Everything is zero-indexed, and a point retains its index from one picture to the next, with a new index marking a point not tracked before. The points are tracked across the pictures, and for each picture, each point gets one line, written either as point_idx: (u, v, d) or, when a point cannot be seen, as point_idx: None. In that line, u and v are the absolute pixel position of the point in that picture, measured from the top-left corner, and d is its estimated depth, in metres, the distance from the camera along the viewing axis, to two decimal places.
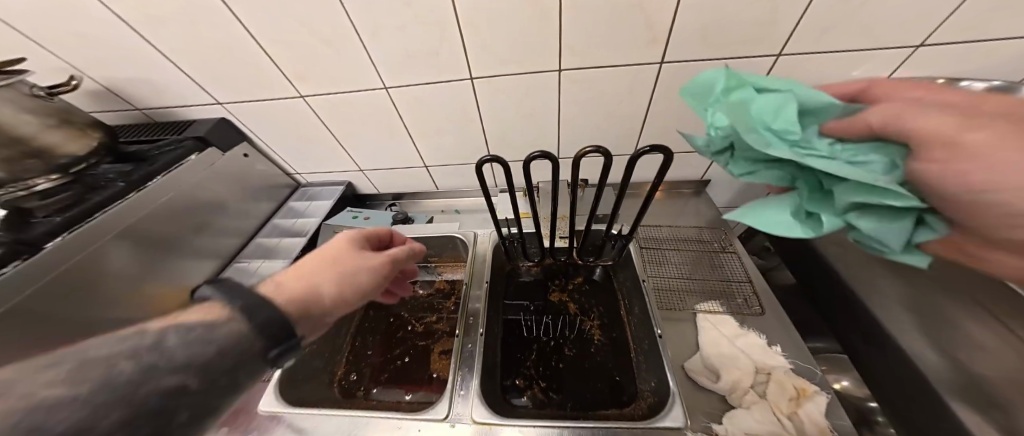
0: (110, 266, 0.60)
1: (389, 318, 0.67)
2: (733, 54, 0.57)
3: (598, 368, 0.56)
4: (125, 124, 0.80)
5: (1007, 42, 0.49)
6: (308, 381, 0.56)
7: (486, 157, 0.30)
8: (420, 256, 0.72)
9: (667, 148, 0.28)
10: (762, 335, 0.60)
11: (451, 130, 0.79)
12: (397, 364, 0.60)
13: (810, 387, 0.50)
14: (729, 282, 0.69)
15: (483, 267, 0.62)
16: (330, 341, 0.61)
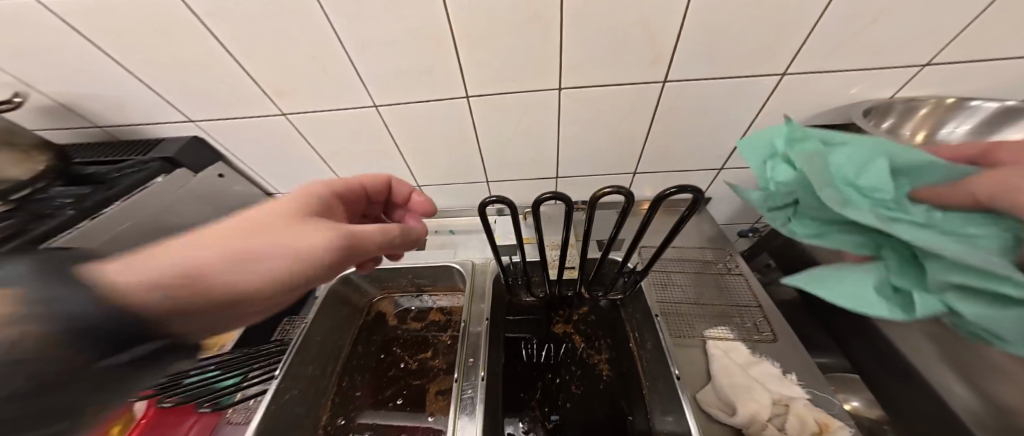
0: None
1: (379, 354, 0.61)
2: (737, 74, 0.56)
3: (608, 407, 0.51)
4: (83, 143, 0.73)
5: (1004, 65, 0.49)
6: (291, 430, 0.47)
7: (491, 197, 0.27)
8: (413, 284, 0.67)
9: (696, 188, 0.26)
10: (774, 362, 0.56)
11: (445, 149, 0.75)
12: (387, 409, 0.53)
13: (833, 422, 0.46)
14: (738, 306, 0.65)
15: (481, 299, 0.57)
16: (315, 384, 0.53)
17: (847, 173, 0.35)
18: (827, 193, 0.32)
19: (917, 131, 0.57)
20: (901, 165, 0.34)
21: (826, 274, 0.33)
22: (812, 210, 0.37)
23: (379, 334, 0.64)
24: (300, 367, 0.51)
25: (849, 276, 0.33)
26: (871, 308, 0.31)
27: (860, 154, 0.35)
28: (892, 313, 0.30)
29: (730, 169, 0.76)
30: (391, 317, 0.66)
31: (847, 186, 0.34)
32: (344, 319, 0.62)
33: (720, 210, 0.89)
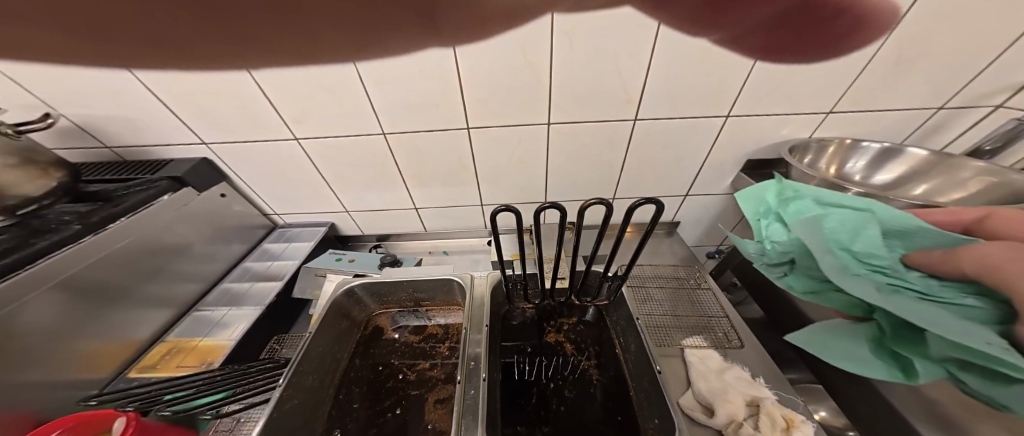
0: (31, 321, 0.50)
1: (377, 366, 0.63)
2: (690, 115, 0.69)
3: (598, 412, 0.54)
4: (88, 163, 0.75)
5: (880, 114, 0.66)
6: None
7: (500, 207, 0.37)
8: (412, 298, 0.70)
9: (659, 200, 0.35)
10: (745, 367, 0.60)
11: (444, 174, 0.82)
12: (387, 418, 0.55)
13: (797, 416, 0.48)
14: (709, 317, 0.71)
15: (481, 311, 0.61)
16: (313, 395, 0.54)
17: (840, 239, 0.38)
18: (824, 262, 0.35)
19: (829, 165, 0.70)
20: (895, 228, 0.38)
21: (824, 340, 0.37)
22: (807, 267, 0.43)
23: (376, 347, 0.66)
24: (301, 378, 0.52)
25: (836, 342, 0.37)
26: (869, 369, 0.34)
27: (851, 220, 0.38)
28: (895, 375, 0.33)
29: (694, 195, 0.87)
30: (388, 332, 0.69)
31: (841, 253, 0.37)
32: (342, 335, 0.63)
33: (690, 232, 0.99)
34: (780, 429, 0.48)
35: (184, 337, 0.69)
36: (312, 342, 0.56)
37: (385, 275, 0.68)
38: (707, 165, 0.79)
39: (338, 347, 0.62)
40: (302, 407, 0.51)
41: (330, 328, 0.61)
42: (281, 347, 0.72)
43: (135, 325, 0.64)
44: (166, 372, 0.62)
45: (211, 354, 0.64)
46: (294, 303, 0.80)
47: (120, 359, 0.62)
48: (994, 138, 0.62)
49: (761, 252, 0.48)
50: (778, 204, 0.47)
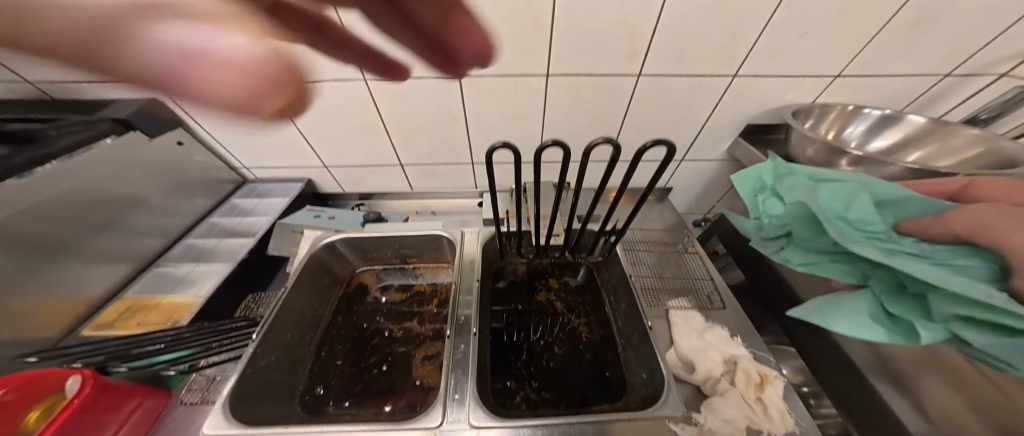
0: None
1: (361, 324, 0.60)
2: (699, 73, 0.65)
3: (587, 367, 0.55)
4: (7, 100, 0.64)
5: (886, 79, 0.64)
6: (270, 397, 0.47)
7: (498, 142, 0.33)
8: (398, 255, 0.66)
9: (669, 142, 0.33)
10: (725, 327, 0.61)
11: (432, 127, 0.75)
12: (374, 374, 0.54)
13: (770, 372, 0.52)
14: (695, 279, 0.71)
15: (472, 269, 0.60)
16: (291, 351, 0.52)
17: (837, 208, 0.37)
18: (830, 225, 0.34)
19: (828, 131, 0.69)
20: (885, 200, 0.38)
21: (828, 305, 0.35)
22: (803, 240, 0.41)
23: (359, 305, 0.63)
24: (273, 334, 0.50)
25: (838, 307, 0.35)
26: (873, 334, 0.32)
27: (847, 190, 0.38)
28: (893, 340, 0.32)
29: (690, 160, 0.85)
30: (373, 291, 0.66)
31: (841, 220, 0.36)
32: (319, 292, 0.60)
33: (681, 199, 0.99)
34: (753, 385, 0.50)
35: (144, 295, 0.63)
36: (288, 299, 0.53)
37: (367, 231, 0.65)
38: (708, 129, 0.77)
39: (319, 302, 0.59)
40: (280, 363, 0.50)
41: (309, 283, 0.58)
42: (256, 304, 0.68)
43: (83, 281, 0.58)
44: (126, 330, 0.56)
45: (177, 312, 0.59)
46: (269, 261, 0.75)
47: (69, 316, 0.56)
48: (993, 107, 0.63)
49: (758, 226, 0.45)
50: (772, 180, 0.46)
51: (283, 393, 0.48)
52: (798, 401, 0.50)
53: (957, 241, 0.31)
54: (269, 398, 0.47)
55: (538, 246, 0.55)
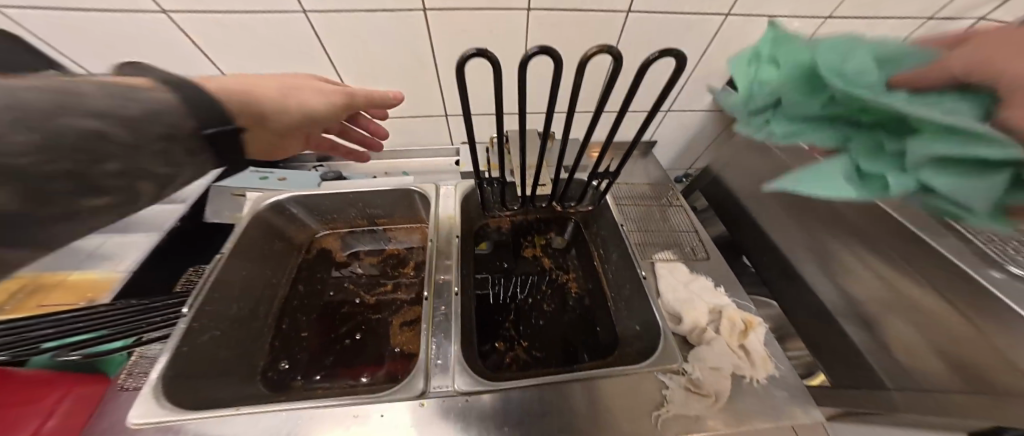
0: None
1: (329, 292, 0.55)
2: (690, 9, 0.59)
3: (576, 322, 0.53)
4: None
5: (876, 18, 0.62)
6: (217, 375, 0.42)
7: (473, 51, 0.27)
8: (365, 215, 0.61)
9: (679, 53, 0.28)
10: (709, 277, 0.62)
11: (397, 72, 0.65)
12: (346, 344, 0.49)
13: (755, 319, 0.53)
14: (678, 231, 0.71)
15: (452, 227, 0.55)
16: (241, 325, 0.47)
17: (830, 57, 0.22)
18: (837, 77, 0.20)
19: None
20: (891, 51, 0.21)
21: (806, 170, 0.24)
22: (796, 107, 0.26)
23: (325, 271, 0.58)
24: (212, 308, 0.45)
25: (808, 171, 0.24)
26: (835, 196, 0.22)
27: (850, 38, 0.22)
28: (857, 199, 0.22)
29: (674, 111, 0.81)
30: (338, 255, 0.61)
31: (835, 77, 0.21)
32: (274, 260, 0.55)
33: (665, 154, 0.96)
34: (737, 332, 0.51)
35: (45, 272, 0.52)
36: (224, 267, 0.47)
37: (324, 189, 0.58)
38: (693, 79, 0.72)
39: (266, 272, 0.53)
40: (235, 338, 0.45)
41: (252, 249, 0.52)
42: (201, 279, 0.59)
43: None
44: (24, 312, 0.47)
45: (95, 289, 0.50)
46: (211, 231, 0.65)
47: None
48: None
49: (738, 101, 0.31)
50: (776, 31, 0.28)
51: (242, 369, 0.44)
52: (775, 346, 0.52)
53: (961, 85, 0.18)
54: (213, 381, 0.41)
55: (523, 198, 0.50)
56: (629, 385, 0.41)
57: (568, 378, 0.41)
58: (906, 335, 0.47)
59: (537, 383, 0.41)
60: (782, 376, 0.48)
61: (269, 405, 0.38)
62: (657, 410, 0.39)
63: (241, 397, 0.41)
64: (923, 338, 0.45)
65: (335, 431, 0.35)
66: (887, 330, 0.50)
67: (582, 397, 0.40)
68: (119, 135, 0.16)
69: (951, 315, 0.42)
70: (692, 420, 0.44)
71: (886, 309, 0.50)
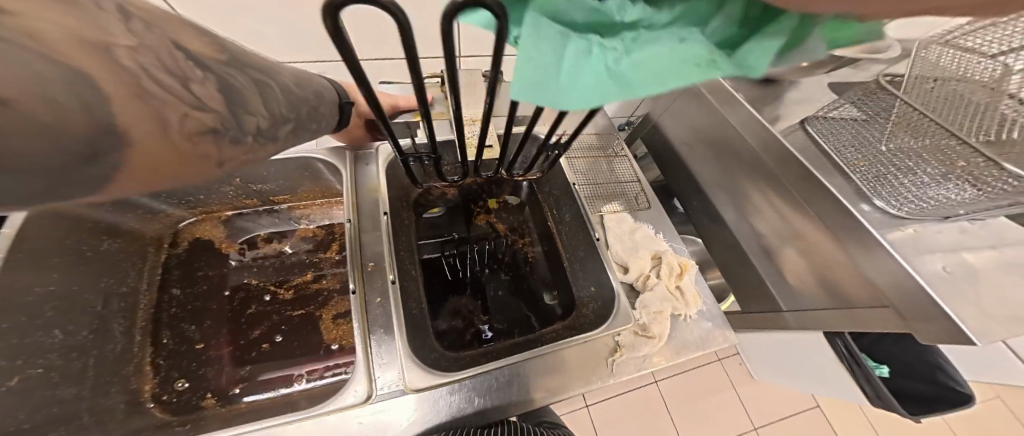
0: None
1: (225, 291, 0.47)
2: None
3: (529, 286, 0.53)
4: None
5: None
6: (84, 415, 0.33)
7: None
8: (249, 192, 0.51)
9: None
10: (651, 226, 0.62)
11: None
12: (264, 348, 0.43)
13: (689, 263, 0.56)
14: (621, 183, 0.67)
15: (375, 201, 0.47)
16: (84, 353, 0.36)
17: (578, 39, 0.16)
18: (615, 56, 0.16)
19: None
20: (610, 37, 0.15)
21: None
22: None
23: (215, 266, 0.49)
24: (22, 340, 0.32)
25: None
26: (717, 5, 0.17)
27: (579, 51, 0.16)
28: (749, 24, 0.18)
29: None
30: (225, 245, 0.51)
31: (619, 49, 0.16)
32: (108, 262, 0.41)
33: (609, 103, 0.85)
34: (674, 275, 0.55)
35: None
36: (5, 284, 0.32)
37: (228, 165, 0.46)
38: None
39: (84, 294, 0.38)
40: (81, 371, 0.35)
41: (59, 255, 0.36)
42: None
43: None
44: None
45: None
46: None
47: None
48: None
49: (543, 23, 0.15)
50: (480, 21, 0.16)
51: (114, 398, 0.36)
52: (703, 283, 0.58)
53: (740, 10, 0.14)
54: (67, 426, 0.32)
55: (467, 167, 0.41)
56: (585, 351, 0.42)
57: (528, 357, 0.40)
58: (796, 264, 0.57)
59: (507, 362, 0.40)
60: (708, 310, 0.54)
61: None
62: (612, 357, 0.42)
63: (130, 431, 0.34)
64: (809, 266, 0.54)
65: None
66: (784, 262, 0.60)
67: (535, 368, 0.40)
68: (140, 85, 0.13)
69: (818, 248, 0.51)
70: (640, 360, 0.48)
71: (782, 242, 0.58)
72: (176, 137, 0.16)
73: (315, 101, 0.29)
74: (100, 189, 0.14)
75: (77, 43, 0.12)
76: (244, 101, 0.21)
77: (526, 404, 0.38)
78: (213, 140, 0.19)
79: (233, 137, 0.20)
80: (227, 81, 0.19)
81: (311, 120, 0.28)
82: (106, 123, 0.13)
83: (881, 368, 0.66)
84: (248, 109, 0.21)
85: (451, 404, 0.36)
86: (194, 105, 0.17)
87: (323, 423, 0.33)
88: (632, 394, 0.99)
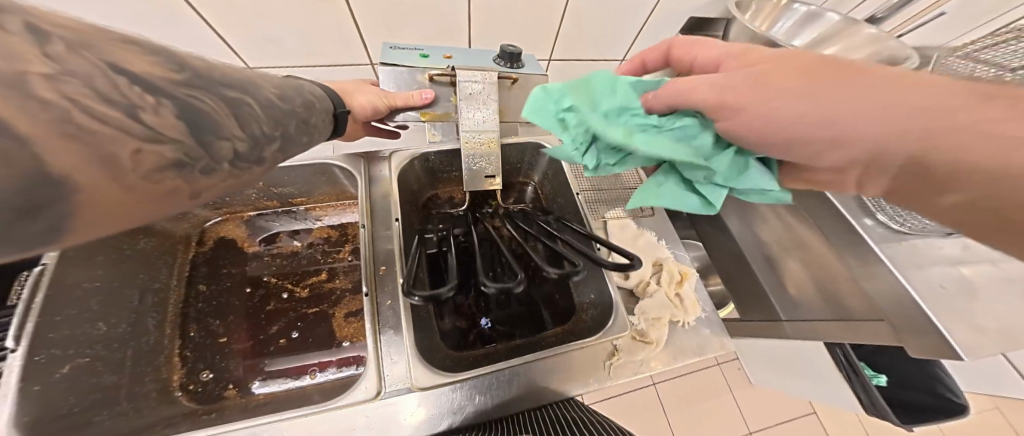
0: None
1: (246, 288, 0.49)
2: None
3: (533, 291, 0.55)
4: None
5: None
6: (123, 401, 0.36)
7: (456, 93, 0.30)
8: (270, 194, 0.53)
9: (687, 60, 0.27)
10: (654, 233, 0.62)
11: (279, 8, 0.49)
12: (281, 343, 0.46)
13: (689, 271, 0.58)
14: (626, 188, 0.66)
15: (389, 205, 0.50)
16: (122, 344, 0.39)
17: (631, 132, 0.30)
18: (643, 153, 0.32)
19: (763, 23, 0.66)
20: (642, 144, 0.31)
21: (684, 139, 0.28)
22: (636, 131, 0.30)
23: (234, 263, 0.51)
24: (72, 332, 0.35)
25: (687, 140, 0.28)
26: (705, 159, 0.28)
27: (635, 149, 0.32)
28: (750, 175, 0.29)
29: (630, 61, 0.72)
30: (245, 243, 0.53)
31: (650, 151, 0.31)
32: (144, 260, 0.44)
33: None
34: (675, 282, 0.56)
35: None
36: (58, 279, 0.35)
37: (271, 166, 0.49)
38: (649, 26, 0.64)
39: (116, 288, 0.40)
40: (121, 360, 0.38)
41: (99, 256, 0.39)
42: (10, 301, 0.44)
43: None
44: None
45: None
46: None
47: None
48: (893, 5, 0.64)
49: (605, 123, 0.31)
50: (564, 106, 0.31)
51: (148, 386, 0.39)
52: (703, 290, 0.59)
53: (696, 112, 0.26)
54: (109, 410, 0.35)
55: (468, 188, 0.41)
56: (585, 357, 0.44)
57: (527, 361, 0.42)
58: (800, 275, 0.58)
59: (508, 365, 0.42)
60: (707, 316, 0.56)
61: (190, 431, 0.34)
62: (608, 360, 0.44)
63: (160, 418, 0.37)
64: (811, 277, 0.56)
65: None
66: (788, 273, 0.60)
67: (538, 371, 0.42)
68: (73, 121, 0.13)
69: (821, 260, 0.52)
70: (638, 365, 0.49)
71: (785, 250, 0.60)
72: (137, 174, 0.17)
73: (304, 111, 0.35)
74: (96, 220, 0.15)
75: (31, 82, 0.12)
76: (209, 123, 0.22)
77: (537, 402, 0.40)
78: (176, 172, 0.20)
79: (202, 168, 0.22)
80: (185, 103, 0.20)
81: (300, 134, 0.34)
82: (83, 157, 0.14)
83: (880, 378, 0.66)
84: (217, 134, 0.23)
85: (452, 402, 0.38)
86: (148, 136, 0.17)
87: (337, 418, 0.35)
88: (631, 395, 1.01)
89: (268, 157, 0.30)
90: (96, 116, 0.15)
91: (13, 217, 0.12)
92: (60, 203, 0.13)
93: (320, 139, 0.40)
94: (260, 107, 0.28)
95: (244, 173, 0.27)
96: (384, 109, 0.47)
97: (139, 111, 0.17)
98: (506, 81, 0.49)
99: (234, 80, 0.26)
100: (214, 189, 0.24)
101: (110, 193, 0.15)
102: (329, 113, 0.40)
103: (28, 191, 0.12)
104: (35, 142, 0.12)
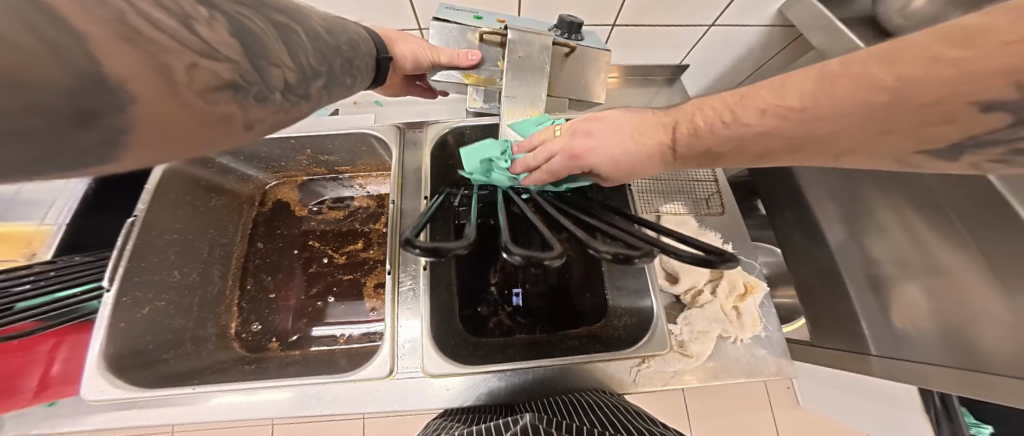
0: None
1: (295, 249, 0.54)
2: None
3: (562, 288, 0.51)
4: None
5: None
6: (187, 343, 0.44)
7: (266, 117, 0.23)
8: (318, 162, 0.55)
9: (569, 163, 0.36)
10: (718, 235, 0.52)
11: None
12: (319, 306, 0.50)
13: (756, 285, 0.48)
14: (691, 179, 0.56)
15: (419, 181, 0.48)
16: (192, 292, 0.46)
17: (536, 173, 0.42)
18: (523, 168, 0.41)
19: None
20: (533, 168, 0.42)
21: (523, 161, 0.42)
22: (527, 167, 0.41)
23: (286, 223, 0.56)
24: (152, 277, 0.42)
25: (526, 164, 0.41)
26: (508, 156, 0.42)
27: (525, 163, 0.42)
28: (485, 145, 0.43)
29: (722, 25, 0.59)
30: (297, 207, 0.57)
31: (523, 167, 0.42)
32: (216, 216, 0.50)
33: (693, 80, 0.73)
34: (735, 295, 0.47)
35: None
36: (145, 230, 0.41)
37: (313, 129, 0.50)
38: None
39: (191, 238, 0.47)
40: (190, 306, 0.45)
41: (174, 210, 0.45)
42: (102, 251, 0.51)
43: None
44: None
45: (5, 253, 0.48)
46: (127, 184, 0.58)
47: None
48: None
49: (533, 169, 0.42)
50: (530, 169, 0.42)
51: (210, 331, 0.46)
52: (770, 307, 0.49)
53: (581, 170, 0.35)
54: (175, 350, 0.42)
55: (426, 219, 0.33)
56: (605, 368, 0.41)
57: (537, 363, 0.40)
58: (917, 303, 0.43)
59: (525, 365, 0.39)
60: (771, 337, 0.46)
61: (246, 380, 0.39)
62: (637, 367, 0.42)
63: (215, 362, 0.44)
64: (936, 305, 0.42)
65: (341, 391, 0.38)
66: None
67: (551, 372, 0.40)
68: (123, 26, 0.12)
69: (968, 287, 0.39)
70: (669, 375, 0.43)
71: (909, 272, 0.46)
72: (194, 93, 0.15)
73: (348, 51, 0.32)
74: (154, 142, 0.14)
75: None
76: (264, 47, 0.19)
77: (555, 390, 0.41)
78: (233, 94, 0.17)
79: (260, 95, 0.19)
80: (238, 21, 0.18)
81: (344, 74, 0.31)
82: (140, 66, 0.12)
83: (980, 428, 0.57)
84: (272, 61, 0.20)
85: (471, 381, 0.39)
86: (206, 51, 0.15)
87: (363, 384, 0.38)
88: (650, 401, 0.94)
89: (316, 94, 0.26)
90: (151, 20, 0.13)
91: (67, 125, 0.10)
92: (120, 114, 0.11)
93: (361, 86, 0.36)
94: (308, 37, 0.25)
95: (296, 108, 0.24)
96: (427, 62, 0.43)
97: (193, 22, 0.15)
98: (561, 51, 0.42)
99: (282, 9, 0.24)
100: (269, 122, 0.21)
101: (171, 114, 0.14)
102: (372, 57, 0.37)
103: (87, 98, 0.10)
104: (89, 42, 0.10)
